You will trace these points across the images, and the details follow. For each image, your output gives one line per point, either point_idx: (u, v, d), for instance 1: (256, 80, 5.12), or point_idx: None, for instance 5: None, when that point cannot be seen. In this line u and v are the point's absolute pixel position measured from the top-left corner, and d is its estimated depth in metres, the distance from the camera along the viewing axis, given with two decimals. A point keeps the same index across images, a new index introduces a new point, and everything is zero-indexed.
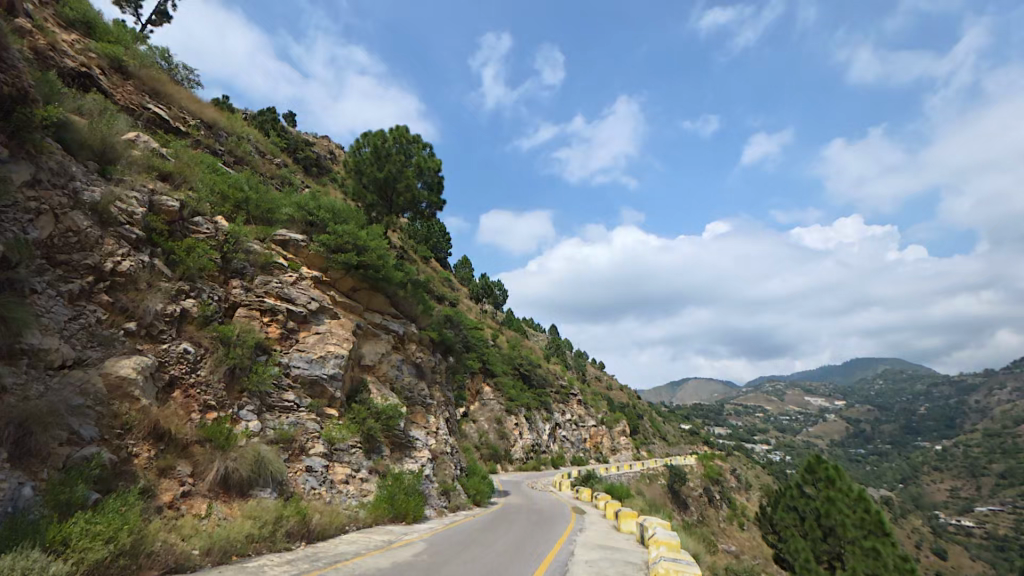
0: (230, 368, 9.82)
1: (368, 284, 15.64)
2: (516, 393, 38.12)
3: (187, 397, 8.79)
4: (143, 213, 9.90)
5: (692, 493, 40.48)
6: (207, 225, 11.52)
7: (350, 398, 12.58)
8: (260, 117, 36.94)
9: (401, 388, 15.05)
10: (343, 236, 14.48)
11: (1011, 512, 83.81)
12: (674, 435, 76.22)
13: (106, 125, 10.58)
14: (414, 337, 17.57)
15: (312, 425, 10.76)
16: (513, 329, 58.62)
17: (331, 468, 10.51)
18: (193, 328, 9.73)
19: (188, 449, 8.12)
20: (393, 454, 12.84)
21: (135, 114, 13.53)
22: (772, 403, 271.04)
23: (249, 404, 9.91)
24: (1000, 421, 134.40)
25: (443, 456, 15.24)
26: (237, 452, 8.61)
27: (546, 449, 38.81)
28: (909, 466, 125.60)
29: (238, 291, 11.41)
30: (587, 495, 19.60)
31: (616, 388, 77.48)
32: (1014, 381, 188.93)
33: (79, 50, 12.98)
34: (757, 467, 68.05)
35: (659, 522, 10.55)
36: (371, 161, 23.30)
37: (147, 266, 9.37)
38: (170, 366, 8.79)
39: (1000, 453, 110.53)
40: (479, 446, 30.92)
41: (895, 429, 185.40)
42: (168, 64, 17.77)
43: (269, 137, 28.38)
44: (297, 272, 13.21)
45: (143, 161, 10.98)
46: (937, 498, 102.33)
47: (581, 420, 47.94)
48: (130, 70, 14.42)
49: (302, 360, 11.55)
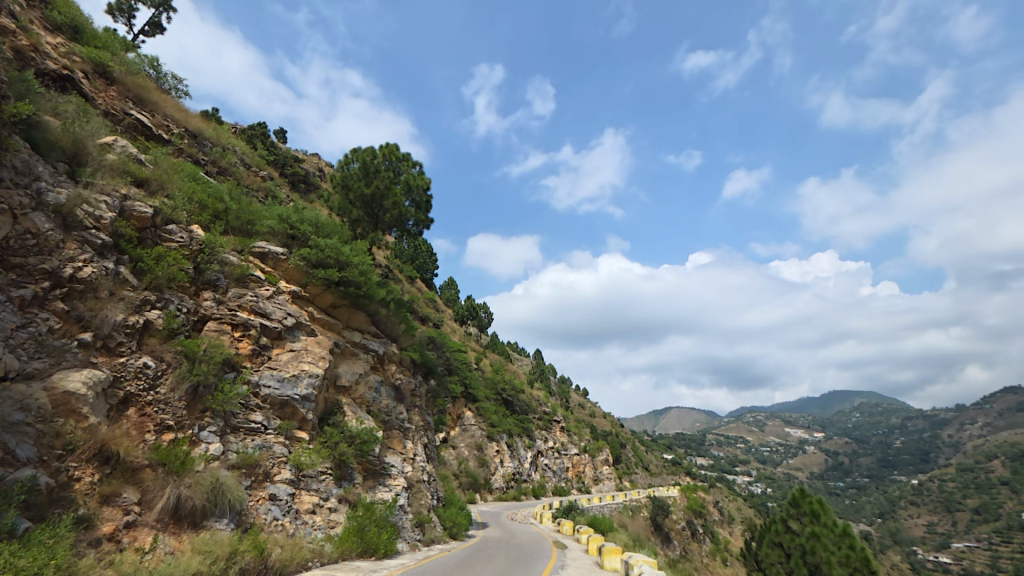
0: (192, 386, 9.17)
1: (349, 301, 15.15)
2: (498, 418, 37.16)
3: (142, 416, 8.12)
4: (111, 218, 9.39)
5: (675, 526, 39.52)
6: (181, 233, 11.04)
7: (322, 421, 11.90)
8: (250, 131, 36.71)
9: (378, 411, 14.39)
10: (326, 251, 14.05)
11: (987, 548, 84.04)
12: (656, 465, 75.12)
13: (81, 127, 10.14)
14: (395, 358, 16.99)
15: (279, 449, 10.08)
16: (498, 352, 57.90)
17: (297, 496, 9.78)
18: (156, 341, 9.10)
19: (137, 474, 7.43)
20: (366, 482, 12.11)
21: (116, 118, 13.15)
22: (752, 433, 271.67)
23: (212, 424, 9.24)
24: (974, 455, 136.68)
25: (420, 484, 14.48)
26: (192, 478, 7.90)
27: (527, 478, 37.63)
28: (887, 499, 126.03)
29: (209, 304, 10.85)
30: (568, 528, 18.80)
31: (600, 416, 76.72)
32: (984, 417, 193.35)
33: (63, 54, 12.63)
34: (739, 500, 67.22)
35: (645, 560, 9.96)
36: (359, 177, 23.10)
37: (110, 274, 8.80)
38: (125, 382, 8.14)
39: (975, 488, 111.87)
40: (459, 474, 29.86)
41: (873, 462, 187.00)
42: (156, 72, 17.50)
43: (257, 150, 28.13)
44: (274, 286, 12.69)
45: (117, 165, 10.52)
46: (915, 534, 102.46)
47: (564, 448, 46.89)
48: (114, 75, 14.09)
49: (272, 378, 10.91)
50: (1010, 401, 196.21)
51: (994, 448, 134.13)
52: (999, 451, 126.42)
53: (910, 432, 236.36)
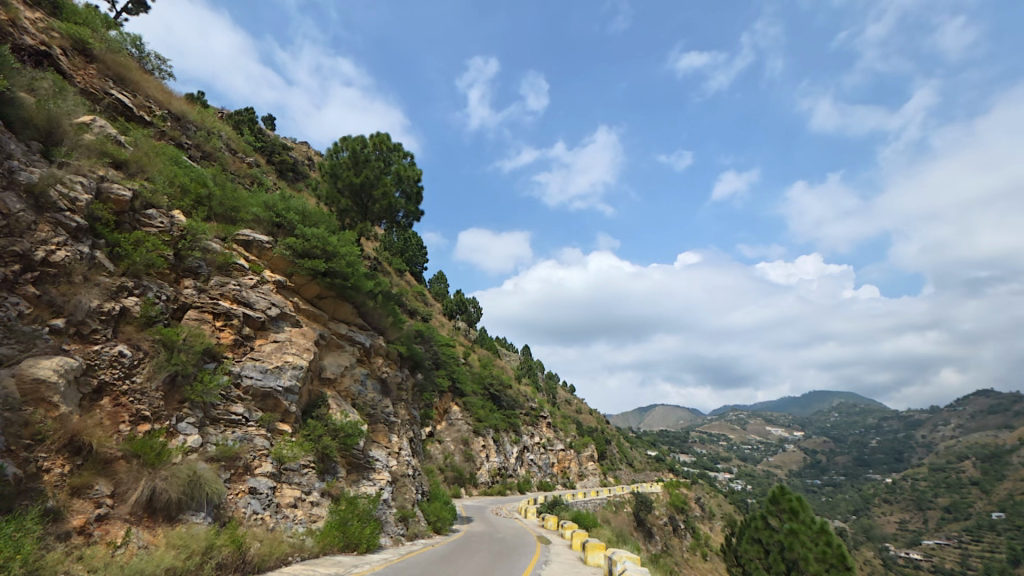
0: (170, 375, 8.91)
1: (336, 292, 14.90)
2: (485, 413, 37.13)
3: (116, 406, 7.86)
4: (87, 200, 9.03)
5: (657, 522, 40.05)
6: (162, 218, 10.69)
7: (306, 414, 11.69)
8: (237, 116, 35.80)
9: (363, 404, 14.20)
10: (312, 240, 13.76)
11: (956, 546, 86.85)
12: (640, 461, 76.03)
13: (56, 105, 9.72)
14: (382, 351, 16.78)
15: (260, 442, 9.87)
16: (486, 347, 57.79)
17: (278, 490, 9.59)
18: (132, 329, 8.79)
19: (110, 466, 7.19)
20: (349, 475, 11.96)
21: (96, 98, 12.66)
22: (734, 432, 277.12)
23: (190, 416, 9.00)
24: (946, 455, 141.03)
25: (404, 479, 14.35)
26: (168, 471, 7.68)
27: (512, 474, 37.70)
28: (862, 497, 129.47)
29: (189, 292, 10.54)
30: (553, 524, 18.88)
31: (586, 412, 77.29)
32: (956, 419, 199.59)
33: (41, 29, 12.08)
34: (720, 496, 68.40)
35: (629, 557, 9.95)
36: (348, 166, 22.67)
37: (85, 258, 8.46)
38: (99, 371, 7.86)
39: (945, 487, 115.56)
40: (444, 469, 29.79)
41: (850, 460, 191.92)
42: (138, 51, 16.89)
43: (244, 136, 27.44)
44: (258, 275, 12.39)
45: (94, 146, 10.11)
46: (887, 531, 105.67)
47: (550, 444, 47.10)
48: (94, 53, 13.53)
49: (254, 369, 10.66)
50: (982, 403, 202.68)
51: (965, 448, 138.57)
52: (970, 452, 130.66)
53: (886, 432, 242.91)
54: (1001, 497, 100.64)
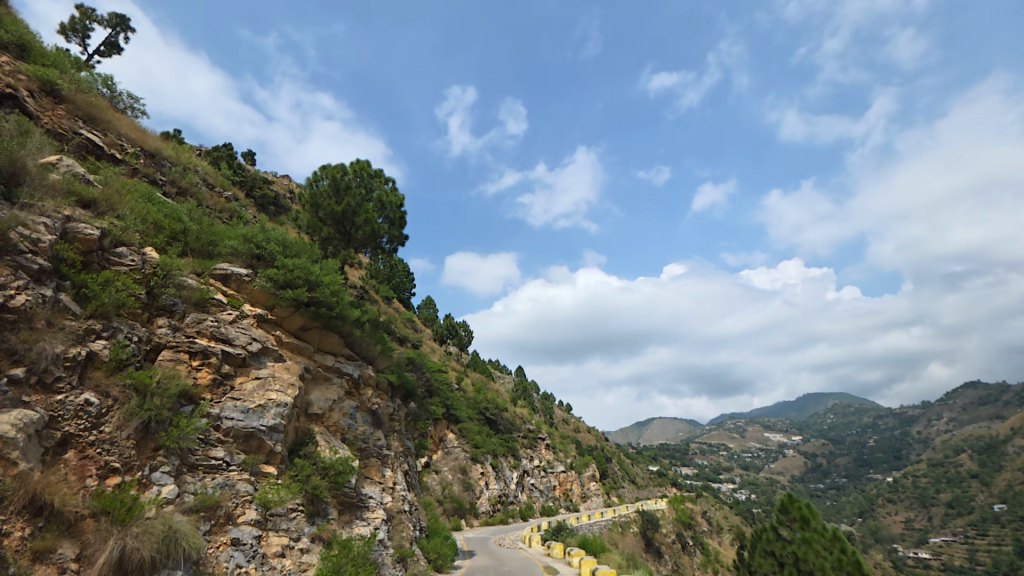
0: (143, 422, 8.33)
1: (320, 323, 14.45)
2: (482, 439, 36.16)
3: (82, 459, 7.27)
4: (51, 240, 8.59)
5: (666, 540, 39.02)
6: (133, 256, 10.26)
7: (292, 453, 11.09)
8: (215, 152, 35.61)
9: (354, 439, 13.57)
10: (294, 270, 13.35)
11: (963, 542, 86.27)
12: (642, 478, 74.48)
13: (19, 145, 9.37)
14: (371, 381, 16.23)
15: (244, 487, 9.26)
16: (479, 371, 56.91)
17: (264, 539, 8.92)
18: (100, 374, 8.25)
19: (76, 527, 6.56)
20: (342, 517, 11.30)
21: (64, 139, 12.33)
22: (733, 440, 275.98)
23: (165, 464, 8.39)
24: (943, 450, 141.66)
25: (400, 515, 13.66)
26: (140, 527, 7.04)
27: (513, 500, 36.56)
28: (866, 498, 128.71)
29: (163, 331, 10.03)
30: (559, 551, 18.13)
31: (585, 431, 76.19)
32: (948, 412, 201.81)
33: (6, 71, 11.81)
34: (726, 508, 67.07)
35: None
36: (329, 195, 22.52)
37: (48, 302, 7.96)
38: (64, 422, 7.28)
39: (946, 482, 115.69)
40: (443, 500, 28.76)
41: (850, 461, 191.76)
42: (110, 91, 16.68)
43: (221, 171, 27.18)
44: (237, 309, 11.93)
45: (60, 185, 9.73)
46: (894, 531, 104.87)
47: (551, 466, 46.00)
48: (63, 94, 13.23)
49: (235, 410, 10.08)
50: (972, 395, 205.60)
51: (961, 441, 139.58)
52: (966, 445, 131.42)
53: (883, 430, 243.75)
54: (1001, 488, 100.94)
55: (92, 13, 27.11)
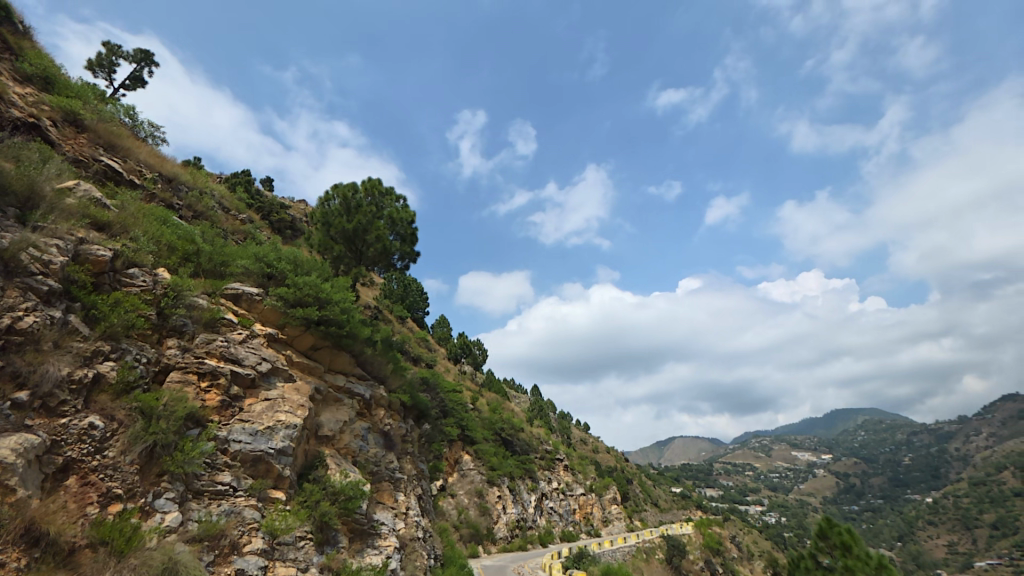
0: (148, 447, 8.07)
1: (331, 342, 14.23)
2: (498, 461, 35.20)
3: (84, 485, 7.01)
4: (62, 262, 8.60)
5: (693, 567, 36.96)
6: (144, 277, 10.21)
7: (301, 477, 10.69)
8: (233, 179, 36.59)
9: (366, 462, 13.14)
10: (304, 288, 13.31)
11: (1011, 565, 80.49)
12: (665, 500, 71.57)
13: (37, 170, 9.55)
14: (383, 402, 15.81)
15: (250, 514, 8.87)
16: (495, 390, 56.07)
17: (270, 569, 8.46)
18: (106, 397, 8.06)
19: (73, 557, 6.25)
20: (352, 545, 10.79)
21: (84, 165, 12.59)
22: (759, 460, 265.84)
23: (170, 490, 8.09)
24: (984, 467, 133.83)
25: (413, 543, 13.06)
26: (138, 558, 6.71)
27: (531, 525, 35.28)
28: (905, 521, 121.64)
29: (173, 352, 9.88)
30: None
31: (604, 451, 73.95)
32: (988, 427, 191.47)
33: (30, 103, 12.23)
34: (756, 533, 63.78)
35: None
36: (340, 214, 22.71)
37: (56, 323, 7.86)
38: (66, 447, 7.06)
39: (989, 502, 108.78)
40: (460, 525, 27.82)
41: (885, 481, 182.41)
42: (131, 120, 17.17)
43: (237, 195, 27.75)
44: (247, 329, 11.78)
45: (76, 209, 9.82)
46: (937, 556, 98.47)
47: (569, 488, 44.51)
48: (86, 124, 13.62)
49: (244, 433, 9.77)
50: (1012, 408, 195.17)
51: (1003, 458, 131.71)
52: (1008, 462, 124.29)
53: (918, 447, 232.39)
54: None
55: (118, 50, 28.42)
